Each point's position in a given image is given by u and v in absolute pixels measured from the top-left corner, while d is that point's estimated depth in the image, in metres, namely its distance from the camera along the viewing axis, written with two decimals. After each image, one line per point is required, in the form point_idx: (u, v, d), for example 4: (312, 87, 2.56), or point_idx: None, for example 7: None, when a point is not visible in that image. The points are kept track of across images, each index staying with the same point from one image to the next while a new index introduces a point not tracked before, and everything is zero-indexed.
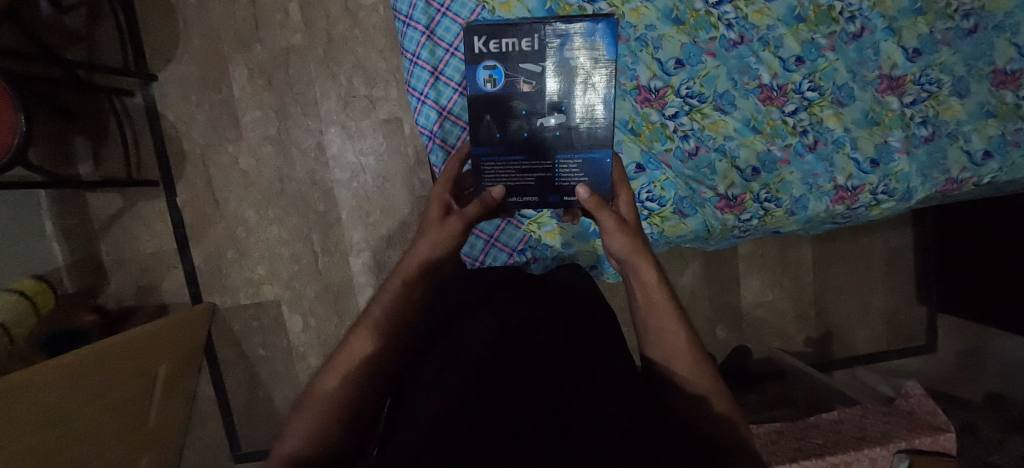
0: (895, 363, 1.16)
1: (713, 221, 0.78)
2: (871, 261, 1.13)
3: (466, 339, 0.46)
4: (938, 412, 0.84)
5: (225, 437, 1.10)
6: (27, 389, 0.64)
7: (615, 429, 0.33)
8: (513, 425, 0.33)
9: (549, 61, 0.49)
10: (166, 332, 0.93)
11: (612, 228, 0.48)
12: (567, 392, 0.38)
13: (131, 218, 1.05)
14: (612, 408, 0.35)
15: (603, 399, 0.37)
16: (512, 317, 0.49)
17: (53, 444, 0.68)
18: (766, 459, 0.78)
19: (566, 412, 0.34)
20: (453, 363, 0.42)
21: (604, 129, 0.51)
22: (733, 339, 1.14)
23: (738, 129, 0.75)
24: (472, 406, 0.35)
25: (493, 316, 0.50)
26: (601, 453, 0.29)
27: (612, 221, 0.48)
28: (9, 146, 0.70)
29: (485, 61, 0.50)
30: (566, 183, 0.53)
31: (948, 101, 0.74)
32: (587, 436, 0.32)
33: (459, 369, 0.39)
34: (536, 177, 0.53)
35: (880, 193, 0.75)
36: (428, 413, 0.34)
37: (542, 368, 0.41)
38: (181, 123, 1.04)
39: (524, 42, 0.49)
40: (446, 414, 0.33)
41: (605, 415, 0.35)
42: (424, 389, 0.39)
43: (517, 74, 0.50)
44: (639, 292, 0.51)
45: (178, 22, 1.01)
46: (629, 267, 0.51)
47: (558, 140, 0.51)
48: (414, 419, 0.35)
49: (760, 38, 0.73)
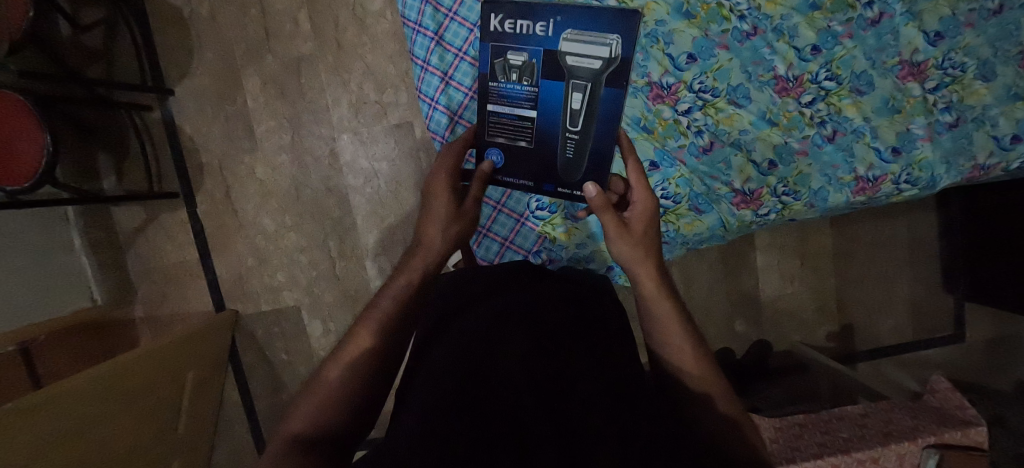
0: (921, 354, 1.13)
1: (729, 218, 0.79)
2: (894, 250, 1.11)
3: (474, 328, 0.46)
4: (968, 405, 0.82)
5: (251, 439, 1.13)
6: (62, 398, 0.67)
7: (626, 426, 0.32)
8: (513, 418, 0.33)
9: (527, 52, 0.53)
10: (194, 337, 0.97)
11: (613, 233, 0.52)
12: (579, 386, 0.38)
13: (152, 229, 1.08)
14: (626, 408, 0.35)
15: (615, 394, 0.37)
16: (521, 306, 0.50)
17: (93, 450, 0.71)
18: (789, 457, 0.79)
19: (572, 411, 0.34)
20: (454, 352, 0.42)
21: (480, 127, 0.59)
22: (752, 334, 1.13)
23: (753, 122, 0.74)
24: (476, 398, 0.35)
25: (501, 306, 0.50)
26: (595, 447, 0.29)
27: (613, 224, 0.51)
28: (38, 166, 0.73)
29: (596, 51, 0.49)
30: (513, 163, 0.58)
31: (973, 85, 0.71)
32: (595, 428, 0.31)
33: (461, 364, 0.39)
34: (540, 164, 0.56)
35: (903, 183, 0.73)
36: (433, 400, 0.35)
37: (547, 359, 0.41)
38: (198, 135, 1.06)
39: (537, 26, 0.52)
40: (454, 407, 0.33)
41: (619, 411, 0.34)
42: (422, 387, 0.39)
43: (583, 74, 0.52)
44: (645, 301, 0.52)
45: (191, 36, 1.03)
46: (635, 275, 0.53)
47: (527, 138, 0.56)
48: (416, 409, 0.35)
49: (774, 28, 0.71)
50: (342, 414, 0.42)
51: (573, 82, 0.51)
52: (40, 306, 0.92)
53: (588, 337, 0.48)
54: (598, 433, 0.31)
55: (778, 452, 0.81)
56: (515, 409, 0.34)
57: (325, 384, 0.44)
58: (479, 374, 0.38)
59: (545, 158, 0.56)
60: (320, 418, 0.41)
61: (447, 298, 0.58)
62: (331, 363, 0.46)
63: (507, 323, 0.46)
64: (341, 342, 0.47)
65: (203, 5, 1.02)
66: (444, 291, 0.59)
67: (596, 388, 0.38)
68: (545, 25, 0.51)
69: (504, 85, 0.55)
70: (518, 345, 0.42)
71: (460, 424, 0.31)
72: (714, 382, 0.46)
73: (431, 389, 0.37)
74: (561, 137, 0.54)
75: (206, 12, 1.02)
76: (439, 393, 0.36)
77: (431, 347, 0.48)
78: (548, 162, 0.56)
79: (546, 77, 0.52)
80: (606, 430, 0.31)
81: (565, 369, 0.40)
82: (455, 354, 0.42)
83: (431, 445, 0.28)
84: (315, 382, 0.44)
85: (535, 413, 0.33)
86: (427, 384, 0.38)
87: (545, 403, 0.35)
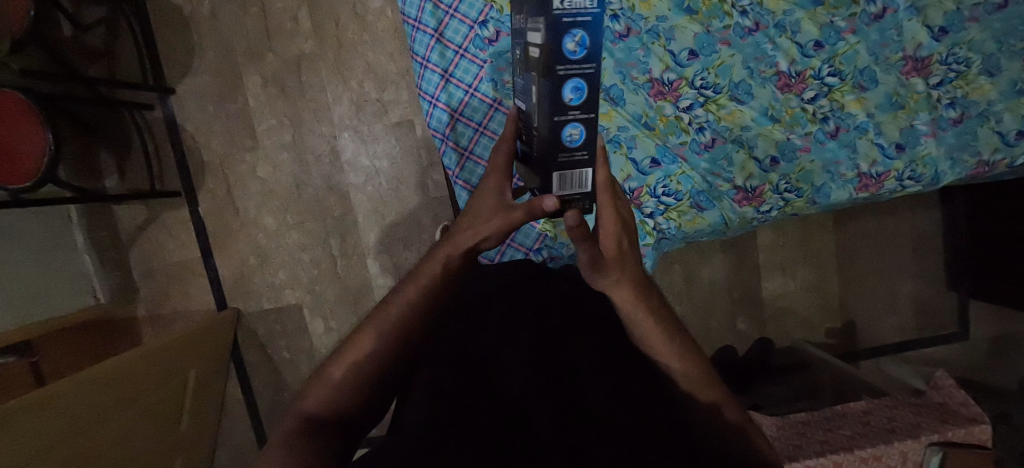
0: (924, 351, 1.13)
1: (732, 215, 0.77)
2: (898, 248, 1.10)
3: (475, 333, 0.47)
4: (972, 403, 0.81)
5: (254, 437, 1.13)
6: (64, 398, 0.67)
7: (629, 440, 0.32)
8: (517, 433, 0.33)
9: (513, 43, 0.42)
10: (196, 336, 0.97)
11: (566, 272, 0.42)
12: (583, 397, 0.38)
13: (154, 228, 1.08)
14: (626, 418, 0.36)
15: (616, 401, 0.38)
16: (522, 309, 0.51)
17: (98, 450, 0.72)
18: (792, 455, 0.79)
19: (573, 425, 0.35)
20: (452, 365, 0.43)
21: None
22: (755, 332, 1.12)
23: (755, 118, 0.74)
24: (482, 415, 0.35)
25: (502, 308, 0.51)
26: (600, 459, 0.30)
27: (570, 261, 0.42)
28: (40, 164, 0.73)
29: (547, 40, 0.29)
30: None
31: (977, 80, 0.71)
32: (599, 443, 0.32)
33: (461, 380, 0.40)
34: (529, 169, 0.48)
35: (906, 179, 0.72)
36: (436, 412, 0.35)
37: (547, 373, 0.42)
38: (200, 133, 1.06)
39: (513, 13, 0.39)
40: (459, 423, 0.34)
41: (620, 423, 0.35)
42: (423, 393, 0.39)
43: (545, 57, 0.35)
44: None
45: (191, 34, 1.03)
46: None
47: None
48: (421, 415, 0.35)
49: (776, 24, 0.71)
50: None
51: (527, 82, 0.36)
52: (40, 302, 0.91)
53: (589, 334, 0.48)
54: (601, 447, 0.31)
55: (781, 449, 0.81)
56: (521, 425, 0.34)
57: None
58: (481, 395, 0.39)
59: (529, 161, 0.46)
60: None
61: None
62: None
63: (506, 332, 0.47)
64: None
65: (203, 3, 1.02)
66: None
67: (601, 400, 0.38)
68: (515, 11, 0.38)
69: None
70: (518, 358, 0.43)
71: (467, 436, 0.32)
72: None
73: (434, 399, 0.37)
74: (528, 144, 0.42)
75: (207, 10, 1.02)
76: (446, 404, 0.36)
77: None
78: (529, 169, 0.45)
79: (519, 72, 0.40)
80: (610, 445, 0.32)
81: (570, 385, 0.41)
82: (454, 367, 0.42)
83: (439, 457, 0.29)
84: None
85: (541, 428, 0.34)
86: (430, 392, 0.39)
87: (551, 416, 0.35)
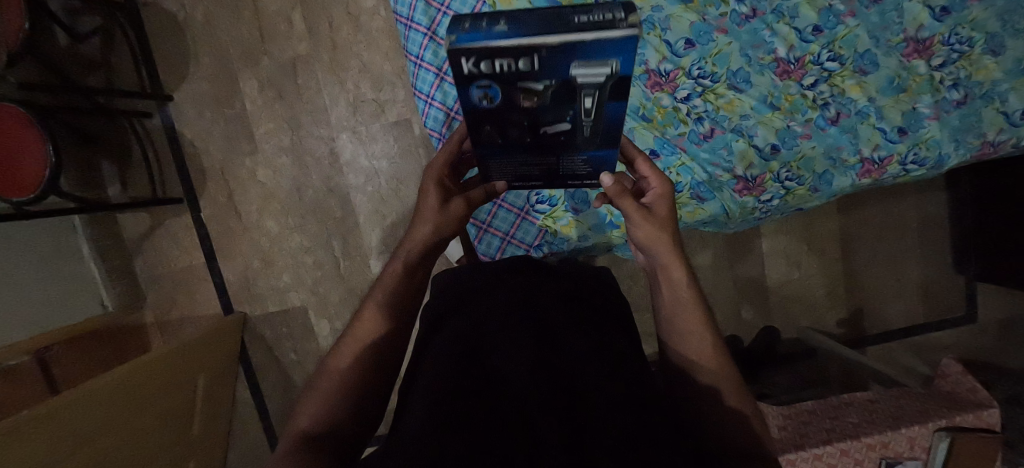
0: (932, 336, 1.12)
1: (732, 205, 0.77)
2: (904, 231, 1.09)
3: (479, 318, 0.46)
4: (980, 388, 0.80)
5: (264, 438, 1.15)
6: (77, 406, 0.68)
7: (629, 418, 0.31)
8: (514, 406, 0.33)
9: (550, 81, 0.35)
10: (205, 340, 0.98)
11: (636, 217, 0.48)
12: (584, 375, 0.38)
13: (159, 235, 1.09)
14: (628, 395, 0.36)
15: (623, 382, 0.38)
16: (523, 296, 0.50)
17: (112, 455, 0.73)
18: (799, 443, 0.78)
19: (569, 398, 0.35)
20: (449, 345, 0.42)
21: (614, 130, 0.42)
22: (760, 320, 1.12)
23: (755, 107, 0.73)
24: (480, 392, 0.35)
25: (505, 296, 0.50)
26: (594, 437, 0.29)
27: (638, 214, 0.47)
28: (43, 178, 0.73)
29: (465, 79, 0.36)
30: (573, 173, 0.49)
31: (981, 60, 0.69)
32: (602, 422, 0.31)
33: (457, 355, 0.40)
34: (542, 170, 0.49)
35: (909, 164, 0.71)
36: (435, 391, 0.35)
37: (550, 348, 0.41)
38: (200, 140, 1.06)
39: (518, 62, 0.34)
40: (454, 399, 0.34)
41: (622, 398, 0.35)
42: (425, 376, 0.39)
43: (510, 96, 0.37)
44: (666, 292, 0.50)
45: (187, 40, 1.03)
46: (654, 263, 0.51)
47: (561, 143, 0.43)
48: (418, 404, 0.35)
49: (774, 9, 0.71)
50: (348, 409, 0.42)
51: (496, 115, 0.40)
52: (45, 311, 0.93)
53: (590, 327, 0.48)
54: (606, 424, 0.31)
55: (787, 438, 0.81)
56: (522, 405, 0.33)
57: (336, 379, 0.43)
58: (478, 371, 0.38)
59: (546, 167, 0.48)
60: (327, 414, 0.41)
61: (450, 291, 0.57)
62: (335, 359, 0.46)
63: (508, 311, 0.46)
64: (344, 340, 0.48)
65: (197, 8, 1.02)
66: (446, 287, 0.60)
67: (604, 383, 0.37)
68: (529, 59, 0.33)
69: (609, 111, 0.39)
70: (518, 331, 0.42)
71: (466, 422, 0.31)
72: (724, 370, 0.45)
73: (432, 376, 0.38)
74: (507, 148, 0.45)
75: (201, 16, 1.02)
76: (443, 388, 0.35)
77: (437, 335, 0.48)
78: (519, 166, 0.48)
79: (555, 104, 0.38)
80: (616, 424, 0.30)
81: (567, 359, 0.40)
82: (452, 348, 0.42)
83: (430, 440, 0.28)
84: (317, 382, 0.44)
85: (537, 401, 0.33)
86: (430, 376, 0.38)
87: (551, 397, 0.34)
